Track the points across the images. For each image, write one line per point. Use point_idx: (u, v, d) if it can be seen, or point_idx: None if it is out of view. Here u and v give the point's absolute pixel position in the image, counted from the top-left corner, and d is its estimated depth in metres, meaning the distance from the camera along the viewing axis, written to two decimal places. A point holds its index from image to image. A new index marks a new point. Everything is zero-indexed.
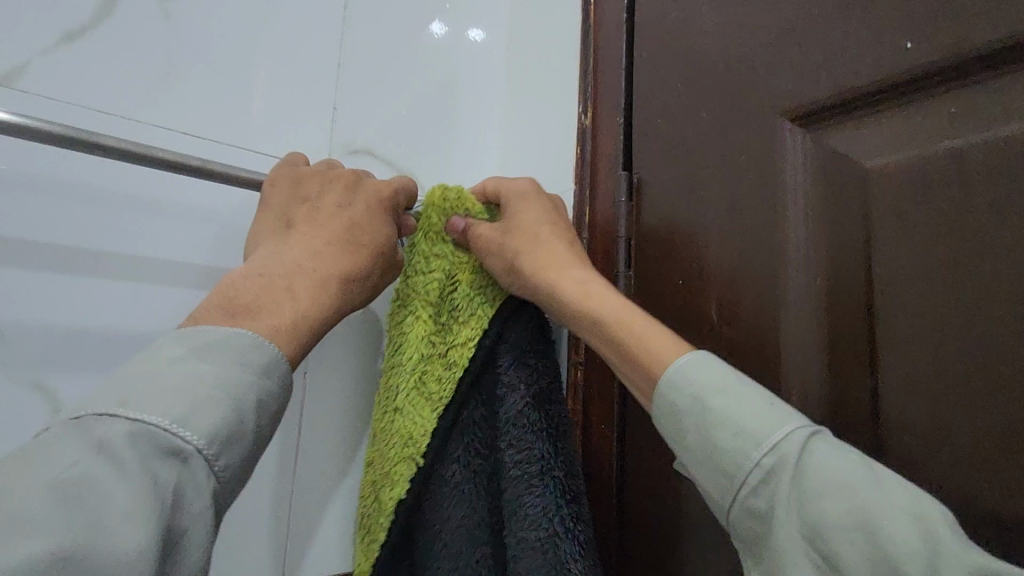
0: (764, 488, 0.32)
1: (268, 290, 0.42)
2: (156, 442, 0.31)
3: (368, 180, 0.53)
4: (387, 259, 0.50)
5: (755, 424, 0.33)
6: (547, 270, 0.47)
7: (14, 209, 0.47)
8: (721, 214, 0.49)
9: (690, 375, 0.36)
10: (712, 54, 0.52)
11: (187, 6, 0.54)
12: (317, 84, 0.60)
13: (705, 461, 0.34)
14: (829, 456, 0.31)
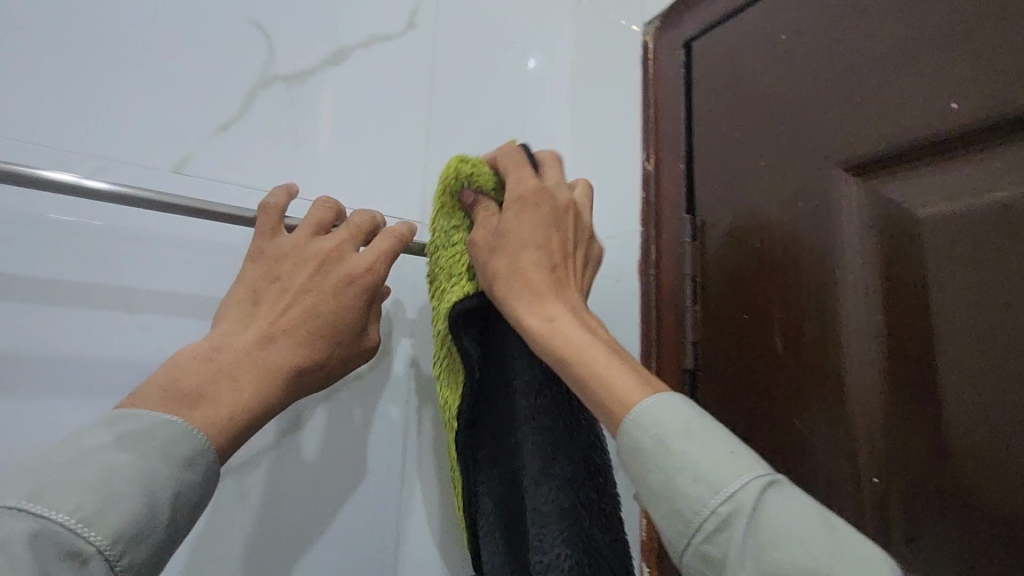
0: (717, 536, 0.34)
1: (216, 378, 0.42)
2: (58, 544, 0.32)
3: (350, 257, 0.51)
4: (342, 341, 0.49)
5: (714, 471, 0.35)
6: (546, 258, 0.50)
7: (100, 259, 0.53)
8: (782, 253, 0.53)
9: (655, 405, 0.39)
10: (769, 106, 0.56)
11: (307, 90, 0.63)
12: (412, 143, 0.69)
13: (661, 503, 0.36)
14: (780, 508, 0.33)
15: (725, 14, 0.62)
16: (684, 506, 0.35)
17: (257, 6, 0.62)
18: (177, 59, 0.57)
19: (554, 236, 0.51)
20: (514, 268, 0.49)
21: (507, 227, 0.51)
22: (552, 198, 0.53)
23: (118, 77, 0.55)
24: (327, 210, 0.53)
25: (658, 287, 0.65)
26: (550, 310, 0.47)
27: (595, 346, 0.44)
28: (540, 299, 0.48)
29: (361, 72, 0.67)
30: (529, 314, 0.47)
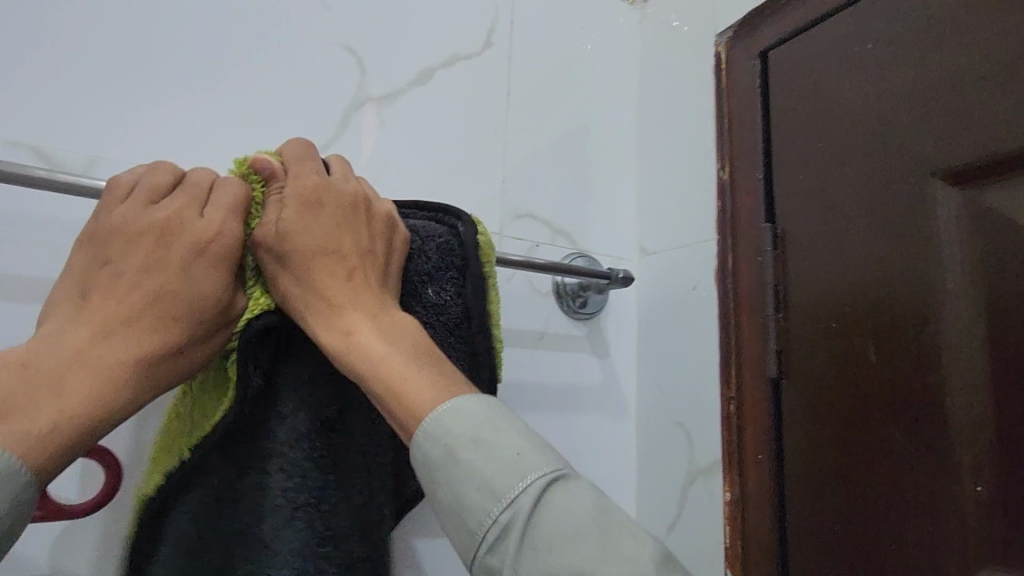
0: (500, 544, 0.34)
1: (26, 387, 0.34)
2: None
3: (189, 222, 0.42)
4: (203, 325, 0.41)
5: (498, 479, 0.35)
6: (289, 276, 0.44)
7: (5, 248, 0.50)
8: (873, 263, 0.54)
9: (448, 414, 0.37)
10: (856, 115, 0.57)
11: (396, 112, 0.67)
12: (491, 159, 0.72)
13: (453, 516, 0.36)
14: (564, 506, 0.34)
15: (807, 23, 0.62)
16: (473, 519, 0.35)
17: (350, 32, 0.65)
18: (278, 84, 0.61)
19: (352, 234, 0.45)
20: (307, 275, 0.43)
21: (288, 230, 0.44)
22: (334, 193, 0.46)
23: (220, 102, 0.58)
24: (166, 169, 0.44)
25: (735, 296, 0.66)
26: (348, 320, 0.43)
27: (404, 362, 0.40)
28: (340, 312, 0.43)
29: (443, 92, 0.70)
30: (325, 330, 0.42)
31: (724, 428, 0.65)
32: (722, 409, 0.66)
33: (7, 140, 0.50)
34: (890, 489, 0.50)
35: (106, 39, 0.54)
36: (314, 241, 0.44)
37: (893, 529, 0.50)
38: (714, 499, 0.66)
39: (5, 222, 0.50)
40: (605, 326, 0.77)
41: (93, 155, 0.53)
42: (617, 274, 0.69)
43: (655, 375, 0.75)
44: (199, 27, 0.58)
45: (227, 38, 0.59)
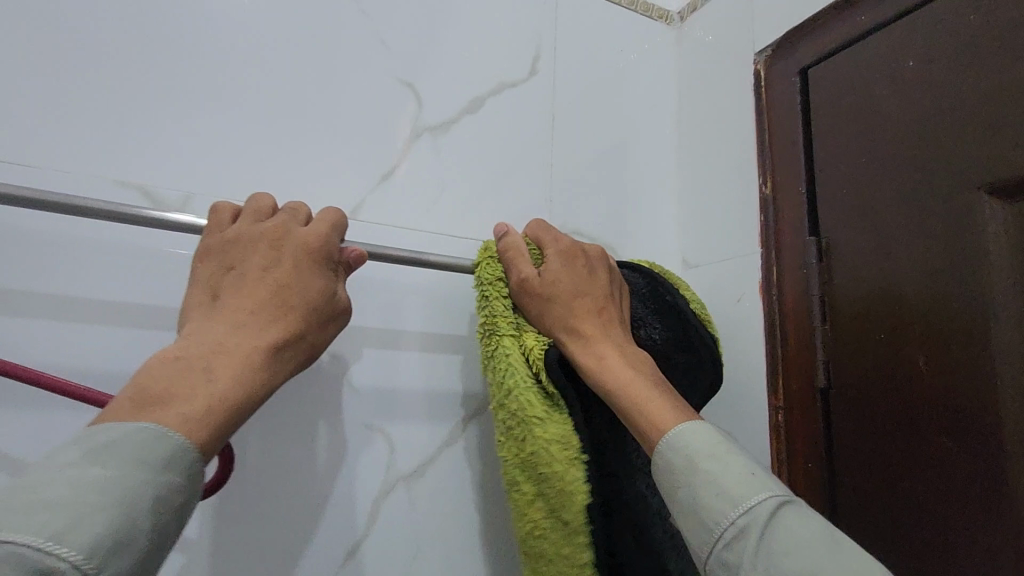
0: (736, 545, 0.38)
1: (185, 375, 0.38)
2: (25, 565, 0.28)
3: (297, 229, 0.49)
4: (319, 312, 0.47)
5: (735, 488, 0.39)
6: (554, 312, 0.55)
7: (83, 273, 0.54)
8: (919, 275, 0.55)
9: (688, 430, 0.43)
10: (896, 131, 0.59)
11: (451, 140, 0.71)
12: (538, 181, 0.76)
13: (689, 516, 0.41)
14: (796, 523, 0.37)
15: (846, 41, 0.64)
16: (709, 518, 0.39)
17: (407, 67, 0.70)
18: (344, 118, 0.66)
19: (597, 280, 0.57)
20: (568, 311, 0.54)
21: (553, 279, 0.56)
22: (585, 255, 0.58)
23: (293, 136, 0.63)
24: (264, 196, 0.51)
25: (780, 308, 0.68)
26: (599, 346, 0.52)
27: (642, 378, 0.49)
28: (591, 341, 0.53)
29: (493, 119, 0.74)
30: (581, 353, 0.52)
31: (772, 437, 0.67)
32: (770, 419, 0.67)
33: (115, 180, 0.56)
34: (944, 498, 0.51)
35: (194, 85, 0.60)
36: (574, 290, 0.55)
37: (947, 538, 0.51)
38: None
39: (101, 251, 0.55)
40: None
41: (186, 191, 0.58)
42: None
43: None
44: (274, 69, 0.64)
45: (299, 78, 0.65)
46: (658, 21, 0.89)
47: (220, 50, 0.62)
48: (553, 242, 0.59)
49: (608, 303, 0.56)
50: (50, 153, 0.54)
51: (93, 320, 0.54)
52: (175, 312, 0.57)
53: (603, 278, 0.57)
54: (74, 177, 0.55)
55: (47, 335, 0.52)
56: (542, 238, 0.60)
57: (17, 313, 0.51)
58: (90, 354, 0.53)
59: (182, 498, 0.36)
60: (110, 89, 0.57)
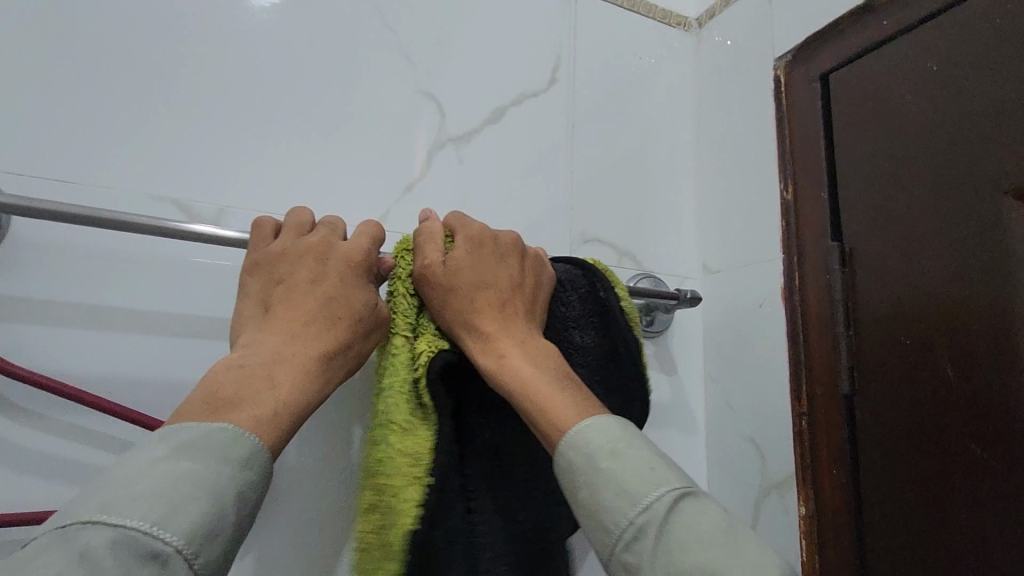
0: (634, 545, 0.38)
1: (249, 382, 0.40)
2: (135, 548, 0.30)
3: (340, 243, 0.51)
4: (365, 321, 0.49)
5: (634, 484, 0.39)
6: (454, 306, 0.51)
7: (126, 285, 0.56)
8: (946, 281, 0.55)
9: (589, 430, 0.42)
10: (920, 136, 0.58)
11: (473, 150, 0.73)
12: (558, 188, 0.77)
13: (590, 517, 0.40)
14: (690, 517, 0.38)
15: (868, 46, 0.64)
16: (610, 518, 0.39)
17: (429, 79, 0.72)
18: (368, 130, 0.68)
19: (503, 269, 0.53)
20: (468, 304, 0.51)
21: (456, 268, 0.51)
22: (497, 243, 0.54)
23: (320, 149, 0.65)
24: (305, 210, 0.53)
25: (803, 313, 0.68)
26: (500, 344, 0.49)
27: (540, 375, 0.47)
28: (491, 339, 0.49)
29: (514, 128, 0.75)
30: (479, 351, 0.49)
31: (796, 445, 0.66)
32: (794, 425, 0.67)
33: (156, 196, 0.58)
34: (976, 506, 0.51)
35: (228, 103, 0.62)
36: (478, 281, 0.51)
37: (981, 546, 0.50)
38: (788, 515, 0.66)
39: (141, 264, 0.57)
40: (671, 345, 0.79)
41: (222, 205, 0.61)
42: (684, 293, 0.71)
43: (723, 391, 0.77)
44: (302, 85, 0.66)
45: (326, 93, 0.67)
46: (675, 27, 0.90)
47: (252, 68, 0.64)
48: (464, 229, 0.55)
49: (512, 297, 0.52)
50: (97, 172, 0.57)
51: (135, 330, 0.56)
52: (210, 321, 0.59)
53: (514, 266, 0.54)
54: (117, 193, 0.57)
55: (93, 345, 0.55)
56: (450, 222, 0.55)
57: (65, 324, 0.54)
58: (134, 364, 0.56)
59: (263, 489, 0.38)
60: (148, 108, 0.59)
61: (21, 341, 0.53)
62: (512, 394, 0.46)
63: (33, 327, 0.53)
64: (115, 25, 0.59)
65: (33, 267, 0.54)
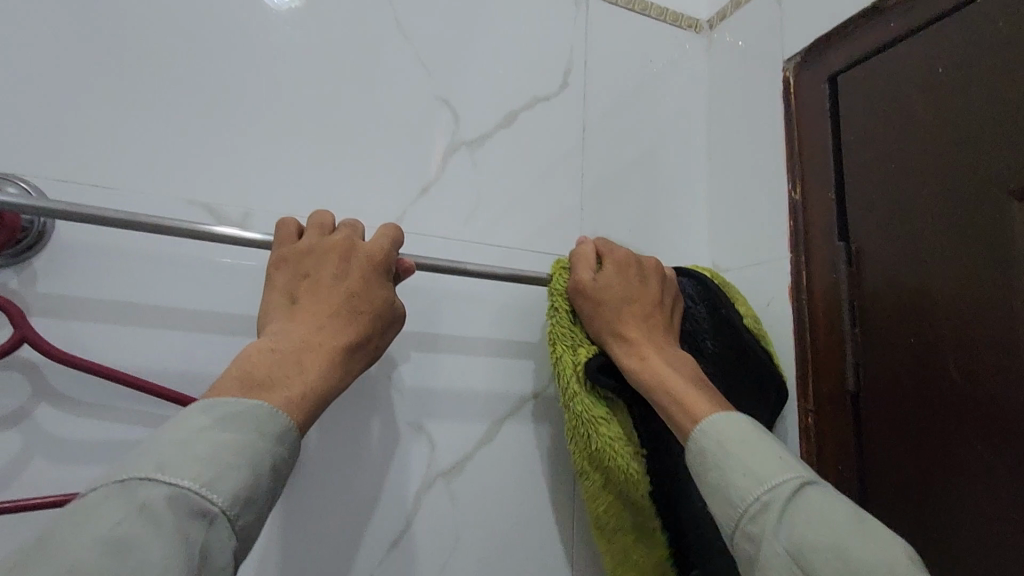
0: (758, 519, 0.42)
1: (282, 367, 0.44)
2: (186, 505, 0.34)
3: (363, 243, 0.54)
4: (383, 317, 0.53)
5: (761, 468, 0.44)
6: (603, 314, 0.60)
7: (158, 284, 0.60)
8: (950, 281, 0.55)
9: (721, 420, 0.49)
10: (926, 137, 0.59)
11: (485, 153, 0.75)
12: (571, 190, 0.79)
13: (717, 494, 0.45)
14: (815, 500, 0.41)
15: (876, 47, 0.65)
16: (736, 495, 0.44)
17: (447, 86, 0.74)
18: (387, 136, 0.71)
19: (647, 289, 0.62)
20: (614, 314, 0.60)
21: (605, 285, 0.61)
22: (641, 266, 0.64)
23: (340, 153, 0.68)
24: (327, 212, 0.56)
25: (811, 311, 0.69)
26: (642, 348, 0.58)
27: (680, 378, 0.54)
28: (636, 343, 0.58)
29: (528, 132, 0.78)
30: (624, 351, 0.58)
31: (802, 439, 0.68)
32: (801, 421, 0.68)
33: (186, 200, 0.62)
34: (976, 501, 0.52)
35: (256, 111, 0.66)
36: (622, 294, 0.61)
37: (977, 541, 0.51)
38: None
39: (172, 264, 0.61)
40: None
41: (249, 208, 0.64)
42: None
43: None
44: (324, 92, 0.69)
45: (347, 100, 0.70)
46: (688, 30, 0.91)
47: (277, 78, 0.67)
48: (610, 251, 0.65)
49: (654, 309, 0.61)
50: (133, 176, 0.61)
51: (167, 326, 0.60)
52: (236, 317, 0.62)
53: (655, 285, 0.63)
54: (149, 197, 0.61)
55: (127, 340, 0.58)
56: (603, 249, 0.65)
57: (101, 320, 0.58)
58: (168, 358, 0.59)
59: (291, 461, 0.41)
60: (180, 115, 0.63)
61: (66, 335, 0.56)
62: (659, 387, 0.54)
63: (73, 323, 0.57)
64: (151, 37, 0.63)
65: (76, 266, 0.58)
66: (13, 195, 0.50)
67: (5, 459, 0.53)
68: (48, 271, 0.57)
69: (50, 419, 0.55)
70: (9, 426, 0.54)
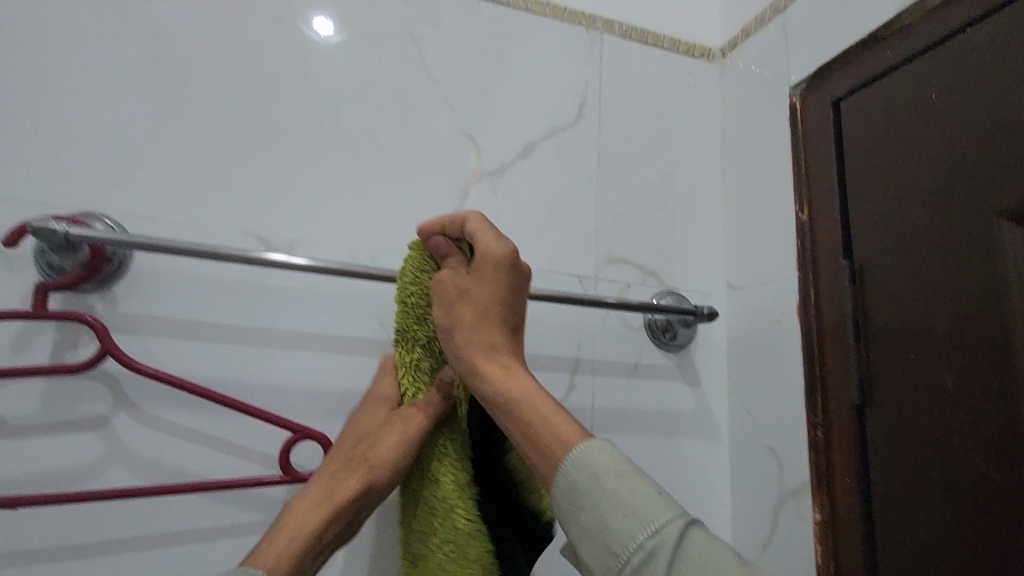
0: (643, 569, 0.39)
1: (283, 518, 0.51)
2: None
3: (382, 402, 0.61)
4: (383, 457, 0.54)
5: (643, 508, 0.40)
6: (463, 321, 0.52)
7: (218, 304, 0.69)
8: (946, 298, 0.58)
9: (592, 450, 0.43)
10: (922, 159, 0.62)
11: (505, 183, 0.81)
12: (586, 214, 0.84)
13: (594, 539, 0.41)
14: (698, 544, 0.39)
15: (876, 73, 0.68)
16: (618, 542, 0.40)
17: (470, 122, 0.81)
18: (414, 170, 0.78)
19: (512, 289, 0.54)
20: (476, 320, 0.52)
21: (468, 286, 0.54)
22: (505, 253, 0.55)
23: (374, 186, 0.76)
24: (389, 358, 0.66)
25: (817, 328, 0.71)
26: (507, 359, 0.51)
27: (544, 398, 0.48)
28: (498, 351, 0.51)
29: (545, 161, 0.84)
30: (486, 363, 0.50)
31: (811, 452, 0.70)
32: (809, 434, 0.70)
33: (242, 231, 0.71)
34: (976, 513, 0.53)
35: (300, 152, 0.74)
36: (483, 294, 0.53)
37: (976, 553, 0.53)
38: (805, 519, 0.70)
39: (228, 286, 0.69)
40: (695, 357, 0.84)
41: (294, 237, 0.72)
42: (703, 309, 0.77)
43: (746, 402, 0.81)
44: (360, 133, 0.77)
45: (379, 137, 0.77)
46: (701, 58, 0.95)
47: (318, 121, 0.76)
48: (480, 237, 0.54)
49: (517, 312, 0.54)
50: (197, 212, 0.70)
51: (223, 341, 0.68)
52: (283, 334, 0.70)
53: (520, 276, 0.55)
54: (211, 229, 0.70)
55: (192, 353, 0.67)
56: (486, 242, 0.54)
57: (171, 336, 0.67)
58: (226, 369, 0.68)
59: None
60: (236, 159, 0.72)
61: (142, 350, 0.65)
62: (512, 398, 0.48)
63: (148, 339, 0.66)
64: (212, 93, 0.73)
65: (149, 291, 0.67)
66: (101, 231, 0.59)
67: (93, 457, 0.62)
68: (126, 295, 0.66)
69: (126, 424, 0.64)
70: (95, 428, 0.63)
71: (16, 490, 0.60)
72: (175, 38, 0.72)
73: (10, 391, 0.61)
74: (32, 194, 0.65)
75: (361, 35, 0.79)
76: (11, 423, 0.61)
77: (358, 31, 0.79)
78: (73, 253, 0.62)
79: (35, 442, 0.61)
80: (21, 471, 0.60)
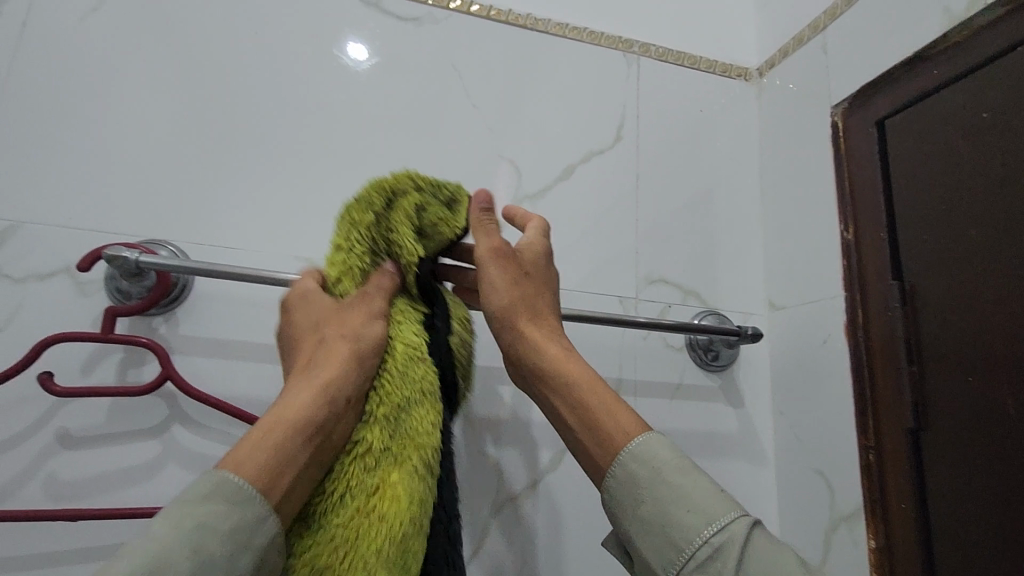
0: (707, 565, 0.39)
1: (259, 433, 0.44)
2: None
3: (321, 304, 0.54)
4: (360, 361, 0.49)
5: (707, 505, 0.41)
6: (521, 296, 0.54)
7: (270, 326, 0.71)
8: (1004, 319, 0.56)
9: (654, 442, 0.44)
10: (973, 179, 0.61)
11: (544, 204, 0.83)
12: (625, 234, 0.85)
13: (655, 533, 0.41)
14: (764, 544, 0.39)
15: (921, 93, 0.68)
16: (682, 536, 0.40)
17: (511, 147, 0.83)
18: (457, 193, 0.80)
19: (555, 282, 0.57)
20: (530, 299, 0.54)
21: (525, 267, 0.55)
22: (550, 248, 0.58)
23: None
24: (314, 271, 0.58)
25: (867, 348, 0.70)
26: (559, 343, 0.53)
27: (600, 383, 0.49)
28: (552, 336, 0.53)
29: (583, 182, 0.85)
30: (543, 344, 0.52)
31: (863, 476, 0.68)
32: (862, 457, 0.69)
33: (294, 256, 0.73)
34: None
35: (349, 178, 0.77)
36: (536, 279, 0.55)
37: None
38: (859, 546, 0.68)
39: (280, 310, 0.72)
40: (737, 377, 0.83)
41: None
42: (746, 329, 0.77)
43: (792, 424, 0.80)
44: (404, 159, 0.79)
45: (423, 162, 0.80)
46: (737, 78, 0.96)
47: (365, 148, 0.78)
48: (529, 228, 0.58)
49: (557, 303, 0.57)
50: (252, 237, 0.73)
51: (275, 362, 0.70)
52: None
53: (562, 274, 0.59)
54: (264, 254, 0.73)
55: (246, 374, 0.69)
56: (538, 235, 0.58)
57: (226, 357, 0.69)
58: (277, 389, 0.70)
59: None
60: (288, 186, 0.75)
61: (199, 370, 0.68)
62: (578, 384, 0.49)
63: (204, 359, 0.68)
64: (266, 124, 0.76)
65: (205, 313, 0.70)
66: (165, 258, 0.62)
67: (152, 473, 0.65)
68: (186, 317, 0.69)
69: (183, 441, 0.66)
70: (154, 445, 0.66)
71: (81, 503, 0.63)
72: (232, 73, 0.76)
73: (76, 407, 0.64)
74: (101, 222, 0.69)
75: (405, 64, 0.82)
76: (77, 438, 0.64)
77: (403, 61, 0.82)
78: (140, 278, 0.65)
79: (98, 457, 0.64)
80: (84, 484, 0.63)
